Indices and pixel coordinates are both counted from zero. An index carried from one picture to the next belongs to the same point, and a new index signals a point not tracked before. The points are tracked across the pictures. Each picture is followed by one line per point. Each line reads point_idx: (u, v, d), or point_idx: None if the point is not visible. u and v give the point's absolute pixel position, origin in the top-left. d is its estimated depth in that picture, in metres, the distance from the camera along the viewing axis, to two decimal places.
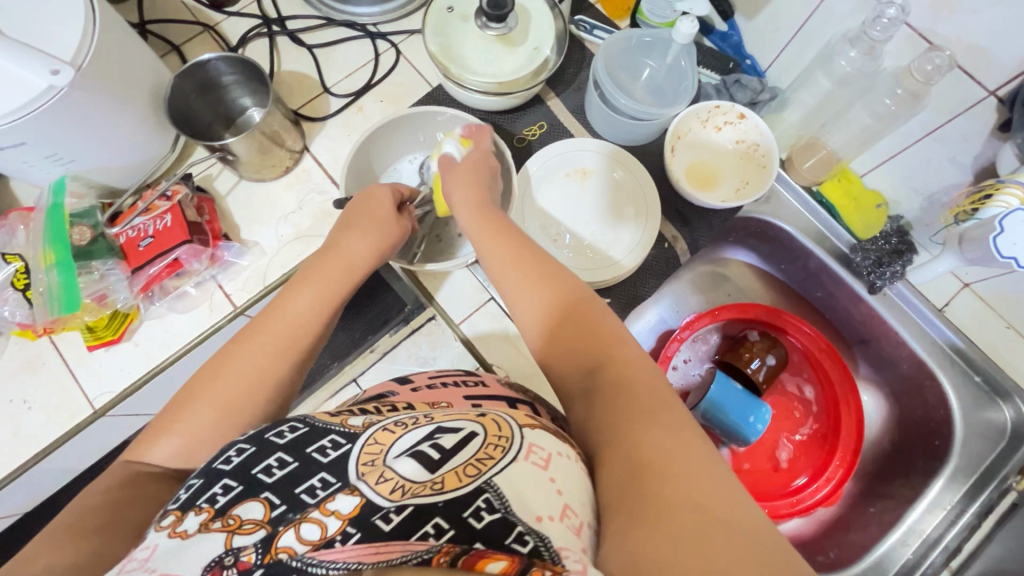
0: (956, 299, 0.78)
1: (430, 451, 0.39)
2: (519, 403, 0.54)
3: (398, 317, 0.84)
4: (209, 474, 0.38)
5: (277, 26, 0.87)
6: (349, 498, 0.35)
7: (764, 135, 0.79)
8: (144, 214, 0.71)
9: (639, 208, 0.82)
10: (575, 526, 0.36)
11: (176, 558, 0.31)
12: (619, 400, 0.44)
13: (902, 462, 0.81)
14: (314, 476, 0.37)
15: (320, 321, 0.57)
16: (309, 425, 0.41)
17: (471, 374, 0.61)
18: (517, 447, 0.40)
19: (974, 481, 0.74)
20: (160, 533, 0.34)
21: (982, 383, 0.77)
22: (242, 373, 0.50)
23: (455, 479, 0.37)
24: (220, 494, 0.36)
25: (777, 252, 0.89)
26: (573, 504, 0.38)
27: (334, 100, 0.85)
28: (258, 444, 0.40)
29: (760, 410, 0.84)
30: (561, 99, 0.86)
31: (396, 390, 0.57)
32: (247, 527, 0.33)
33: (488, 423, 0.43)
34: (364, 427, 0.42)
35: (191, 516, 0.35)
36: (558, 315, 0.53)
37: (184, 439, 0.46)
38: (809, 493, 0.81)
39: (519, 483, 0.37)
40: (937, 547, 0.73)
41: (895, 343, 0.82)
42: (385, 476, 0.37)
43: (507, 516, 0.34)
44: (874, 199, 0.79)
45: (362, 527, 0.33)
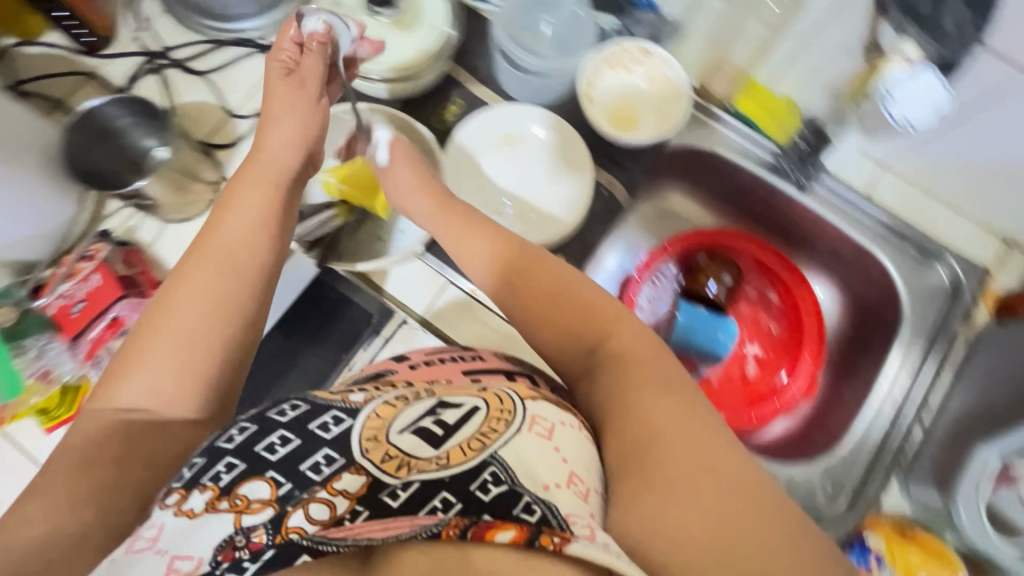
0: (880, 183, 0.84)
1: (433, 428, 0.43)
2: (519, 376, 0.55)
3: (368, 330, 0.76)
4: (211, 453, 0.41)
5: (163, 60, 0.83)
6: (354, 477, 0.39)
7: (672, 67, 0.83)
8: (70, 279, 0.67)
9: (568, 159, 0.82)
10: (581, 492, 0.40)
11: (187, 536, 0.35)
12: (618, 375, 0.49)
13: (862, 341, 0.87)
14: (318, 453, 0.41)
15: (259, 243, 0.56)
16: (308, 402, 0.46)
17: (468, 349, 0.62)
18: (520, 419, 0.44)
19: (927, 342, 0.79)
20: (166, 511, 0.38)
21: (916, 252, 0.82)
22: (193, 305, 0.50)
23: (460, 453, 0.40)
24: (224, 472, 0.39)
25: (707, 177, 0.91)
26: (578, 471, 0.42)
27: (242, 122, 0.82)
28: (260, 422, 0.44)
29: (726, 325, 0.89)
30: (471, 74, 0.85)
31: (394, 367, 0.59)
32: (255, 507, 0.37)
33: (488, 397, 0.47)
34: (365, 401, 0.47)
35: (196, 494, 0.38)
36: (538, 294, 0.56)
37: (149, 376, 0.47)
38: (787, 392, 0.86)
39: (522, 452, 0.41)
40: (907, 407, 0.78)
41: (834, 235, 0.86)
42: (390, 454, 0.41)
43: (513, 487, 0.37)
44: (786, 104, 0.82)
45: (371, 505, 0.37)
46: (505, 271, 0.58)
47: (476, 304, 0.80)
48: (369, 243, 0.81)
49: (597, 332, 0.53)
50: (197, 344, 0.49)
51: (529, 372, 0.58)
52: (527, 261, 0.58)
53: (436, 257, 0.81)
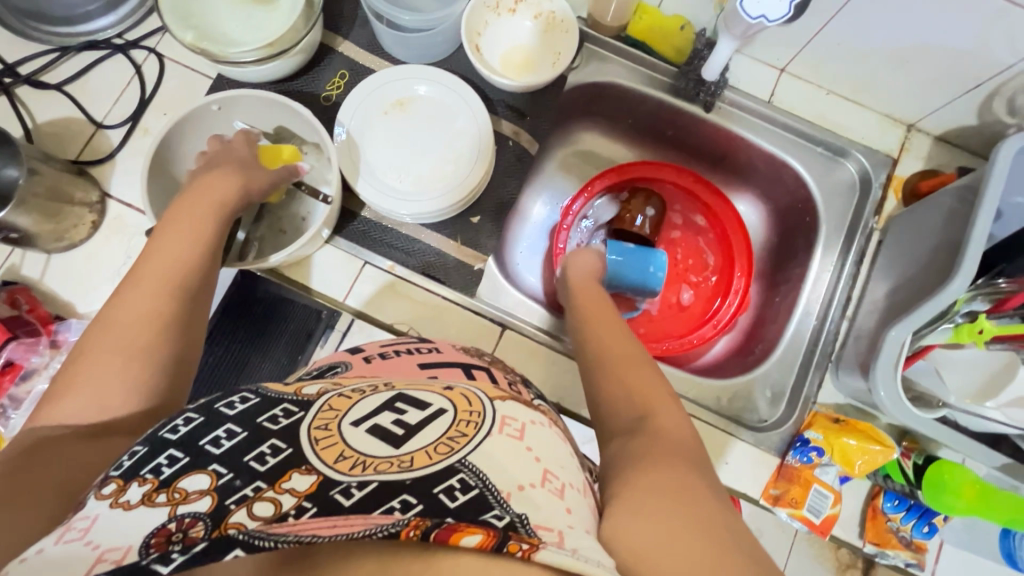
0: (780, 86, 0.83)
1: (393, 429, 0.39)
2: (475, 370, 0.54)
3: (320, 325, 0.74)
4: (155, 441, 0.36)
5: (9, 77, 0.76)
6: (305, 477, 0.34)
7: (555, 1, 0.80)
8: None
9: (466, 119, 0.79)
10: (556, 489, 0.39)
11: (119, 524, 0.31)
12: (657, 441, 0.45)
13: (786, 247, 0.88)
14: (265, 443, 0.36)
15: (197, 269, 0.54)
16: (261, 396, 0.41)
17: (427, 341, 0.62)
18: (490, 420, 0.42)
19: (844, 236, 0.82)
20: (101, 502, 0.33)
21: (824, 151, 0.84)
22: (132, 316, 0.48)
23: (425, 457, 0.37)
24: (165, 465, 0.34)
25: (616, 107, 0.89)
26: (552, 469, 0.42)
27: (113, 132, 0.76)
28: (208, 414, 0.38)
29: (658, 258, 0.87)
30: (350, 41, 0.80)
31: (347, 359, 0.56)
32: (193, 498, 0.32)
33: (455, 399, 0.44)
34: (318, 395, 0.43)
35: (134, 487, 0.33)
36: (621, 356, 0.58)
37: (89, 394, 0.43)
38: (723, 310, 0.87)
39: (497, 458, 0.38)
40: (832, 304, 0.80)
41: (746, 148, 0.87)
42: (344, 454, 0.36)
43: (486, 493, 0.34)
44: (677, 21, 0.81)
45: (319, 502, 0.32)
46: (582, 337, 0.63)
47: (398, 280, 0.76)
48: (279, 237, 0.77)
49: (639, 403, 0.51)
50: (147, 358, 0.46)
51: (484, 364, 0.58)
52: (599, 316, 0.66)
53: (347, 238, 0.78)
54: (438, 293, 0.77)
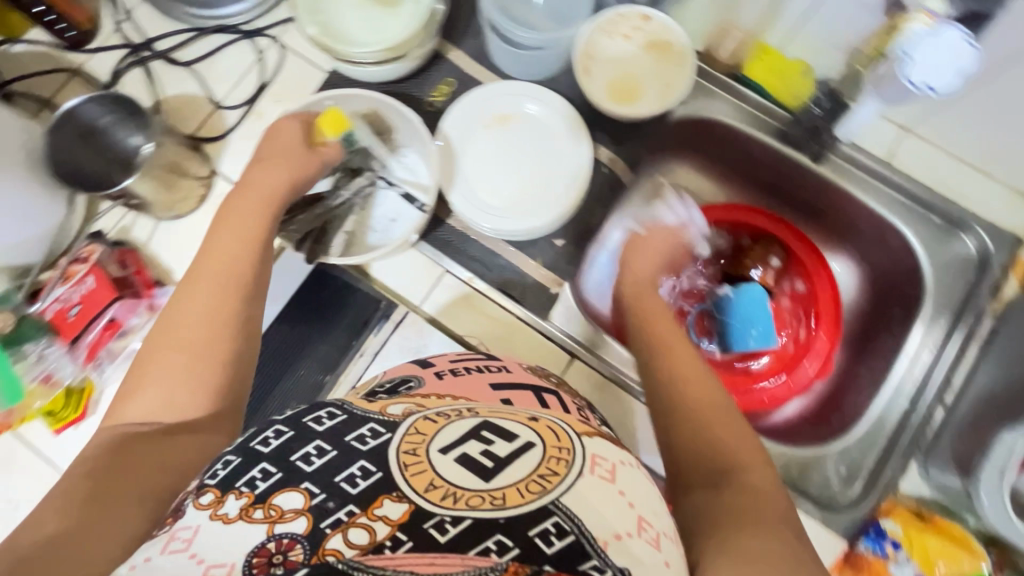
0: (901, 145, 0.77)
1: (482, 459, 0.39)
2: (546, 395, 0.54)
3: (377, 314, 0.76)
4: (246, 452, 0.41)
5: (147, 51, 0.81)
6: (396, 503, 0.36)
7: (675, 32, 0.78)
8: (65, 283, 0.67)
9: (567, 139, 0.78)
10: (652, 539, 0.37)
11: (220, 541, 0.35)
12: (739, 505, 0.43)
13: (879, 317, 0.83)
14: (354, 464, 0.39)
15: (247, 256, 0.57)
16: (346, 412, 0.45)
17: (494, 358, 0.61)
18: (579, 460, 0.40)
19: (951, 316, 0.75)
20: (200, 512, 0.38)
21: (940, 222, 0.77)
22: (199, 312, 0.52)
23: (517, 494, 0.36)
24: (260, 479, 0.38)
25: (717, 147, 0.86)
26: (645, 514, 0.39)
27: (230, 113, 0.80)
28: (297, 428, 0.43)
29: (761, 322, 0.83)
30: (462, 50, 0.81)
31: (420, 373, 0.57)
32: (288, 516, 0.36)
33: (542, 432, 0.42)
34: (404, 416, 0.44)
35: (230, 499, 0.38)
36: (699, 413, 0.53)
37: (157, 396, 0.48)
38: (801, 372, 0.83)
39: (592, 502, 0.37)
40: (928, 386, 0.74)
41: (851, 204, 0.81)
42: (434, 483, 0.37)
43: (581, 540, 0.34)
44: (800, 67, 0.76)
45: (414, 535, 0.34)
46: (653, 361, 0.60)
47: (477, 293, 0.77)
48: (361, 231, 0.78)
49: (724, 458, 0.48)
50: (205, 359, 0.50)
51: (553, 388, 0.57)
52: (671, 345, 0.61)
53: (431, 244, 0.78)
54: (510, 310, 0.76)
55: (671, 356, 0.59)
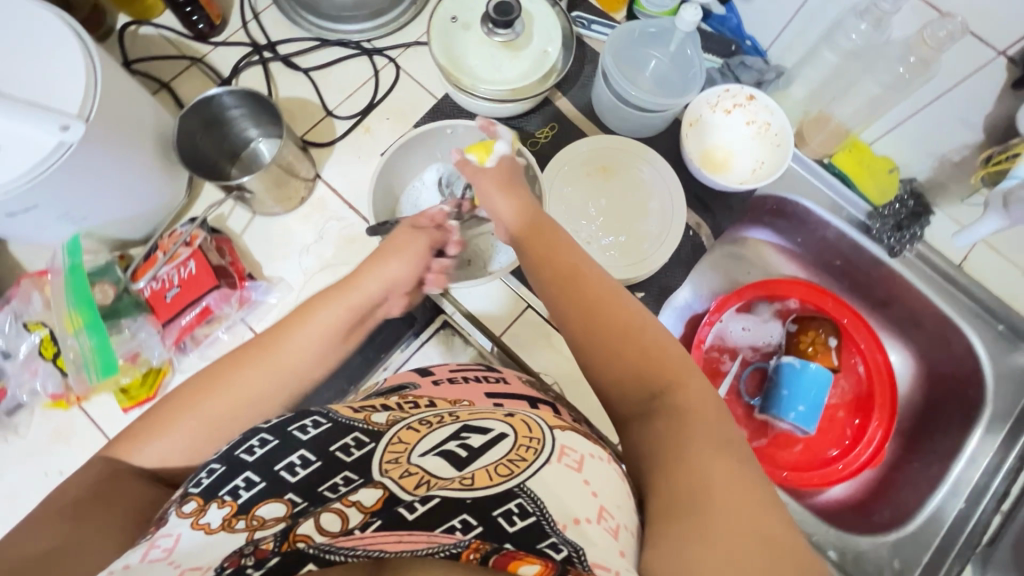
0: (974, 254, 0.81)
1: (458, 451, 0.41)
2: (541, 404, 0.55)
3: (409, 331, 0.80)
4: (231, 461, 0.38)
5: (269, 52, 0.84)
6: (371, 491, 0.36)
7: (775, 113, 0.80)
8: (167, 263, 0.67)
9: (663, 198, 0.80)
10: (611, 529, 0.37)
11: (199, 549, 0.32)
12: (674, 426, 0.45)
13: (937, 415, 0.83)
14: (338, 475, 0.38)
15: (318, 367, 0.53)
16: (332, 420, 0.42)
17: (493, 370, 0.62)
18: (550, 449, 0.42)
19: (1009, 427, 0.78)
20: (181, 521, 0.35)
21: (1005, 331, 0.80)
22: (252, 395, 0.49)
23: (486, 477, 0.37)
24: (243, 487, 0.36)
25: (794, 228, 0.90)
26: (609, 507, 0.39)
27: (339, 123, 0.83)
28: (281, 435, 0.40)
29: (809, 397, 0.81)
30: (568, 98, 0.85)
31: (416, 381, 0.59)
32: (269, 523, 0.34)
33: (517, 424, 0.45)
34: (389, 424, 0.44)
35: (213, 508, 0.35)
36: (612, 338, 0.51)
37: (177, 443, 0.45)
38: (854, 457, 0.84)
39: (554, 487, 0.37)
40: (986, 492, 0.76)
41: (919, 302, 0.84)
42: (409, 471, 0.38)
43: (542, 521, 0.34)
44: (886, 164, 0.81)
45: (384, 516, 0.34)
46: (554, 270, 0.57)
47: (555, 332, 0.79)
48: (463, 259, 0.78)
49: (655, 380, 0.49)
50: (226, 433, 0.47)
51: (551, 400, 0.58)
52: (570, 263, 0.57)
53: (517, 276, 0.79)
54: None
55: (600, 302, 0.53)
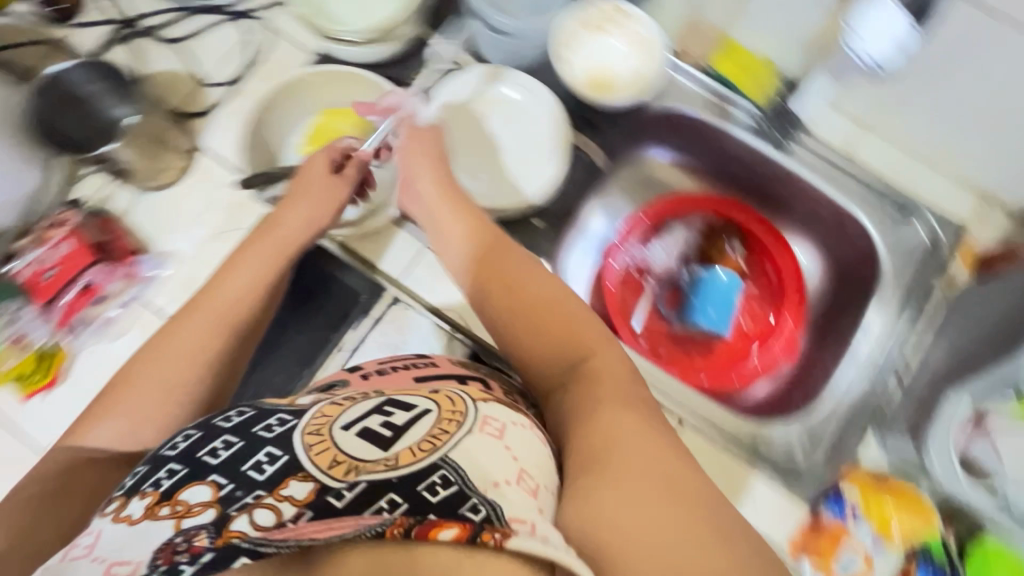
0: (855, 139, 0.83)
1: (382, 430, 0.42)
2: (471, 380, 0.56)
3: (356, 309, 0.77)
4: (155, 460, 0.44)
5: (130, 28, 0.82)
6: (302, 484, 0.38)
7: (646, 24, 0.81)
8: (40, 247, 0.68)
9: (544, 120, 0.81)
10: (531, 488, 0.42)
11: (123, 541, 0.37)
12: (590, 389, 0.55)
13: (843, 299, 0.86)
14: (260, 452, 0.41)
15: (245, 305, 0.64)
16: (255, 408, 0.47)
17: (422, 356, 0.63)
18: (472, 419, 0.45)
19: (906, 298, 0.80)
20: (105, 517, 0.40)
21: (893, 208, 0.82)
22: (184, 351, 0.60)
23: (410, 454, 0.40)
24: (165, 478, 0.41)
25: (688, 141, 0.90)
26: (528, 468, 0.44)
27: (213, 90, 0.81)
28: (206, 428, 0.46)
29: (721, 302, 0.89)
30: (445, 38, 0.83)
31: (346, 377, 0.59)
32: (196, 510, 0.37)
33: (440, 399, 0.47)
34: (313, 404, 0.47)
35: (137, 500, 0.39)
36: (534, 307, 0.62)
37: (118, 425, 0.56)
38: (768, 351, 0.88)
39: (475, 454, 0.42)
40: (883, 361, 0.79)
41: (811, 194, 0.85)
42: (337, 459, 0.40)
43: (464, 488, 0.38)
44: (761, 62, 0.83)
45: (314, 506, 0.37)
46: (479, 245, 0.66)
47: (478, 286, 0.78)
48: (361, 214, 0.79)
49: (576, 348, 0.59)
50: (172, 395, 0.57)
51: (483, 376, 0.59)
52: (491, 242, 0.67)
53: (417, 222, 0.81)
54: None
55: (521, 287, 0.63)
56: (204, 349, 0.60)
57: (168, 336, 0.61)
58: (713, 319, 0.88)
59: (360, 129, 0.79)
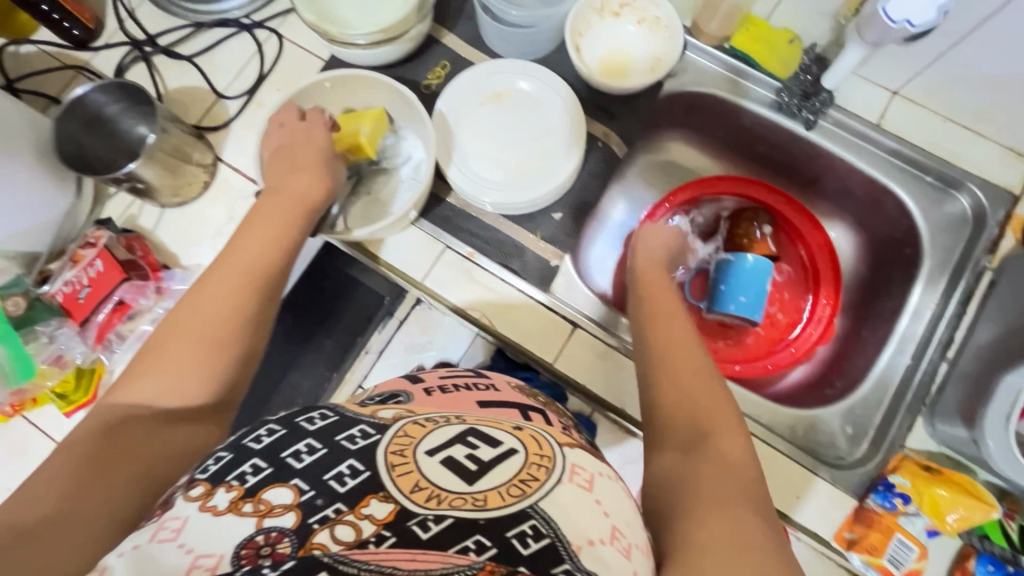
0: (890, 109, 0.78)
1: (466, 464, 0.36)
2: (531, 413, 0.50)
3: (381, 311, 0.79)
4: (239, 449, 0.38)
5: (150, 46, 0.83)
6: (383, 504, 0.33)
7: (662, 6, 0.79)
8: (73, 267, 0.68)
9: (560, 113, 0.79)
10: (625, 549, 0.34)
11: (210, 532, 0.32)
12: (714, 467, 0.43)
13: (882, 278, 0.83)
14: (342, 463, 0.36)
15: (275, 258, 0.58)
16: (338, 412, 0.41)
17: (481, 377, 0.57)
18: (561, 466, 0.38)
19: (950, 275, 0.76)
20: (189, 505, 0.34)
21: (934, 181, 0.78)
22: (220, 311, 0.50)
23: (498, 498, 0.34)
24: (249, 474, 0.35)
25: (709, 122, 0.88)
26: (621, 526, 0.36)
27: (231, 103, 0.82)
28: (288, 425, 0.40)
29: (751, 287, 0.81)
30: (455, 34, 0.83)
31: (408, 389, 0.53)
32: (276, 512, 0.33)
33: (526, 438, 0.40)
34: (395, 419, 0.41)
35: (221, 492, 0.34)
36: (684, 361, 0.56)
37: (159, 382, 0.46)
38: (804, 337, 0.84)
39: (569, 508, 0.35)
40: (930, 343, 0.74)
41: (844, 170, 0.82)
42: (419, 485, 0.34)
43: (557, 543, 0.32)
44: (786, 35, 0.79)
45: (396, 530, 0.32)
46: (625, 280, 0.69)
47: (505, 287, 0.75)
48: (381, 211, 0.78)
49: (703, 424, 0.48)
50: (225, 347, 0.49)
51: (541, 408, 0.53)
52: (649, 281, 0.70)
53: (431, 222, 0.78)
54: (507, 284, 0.75)
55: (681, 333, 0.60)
56: (249, 304, 0.52)
57: (190, 303, 0.51)
58: (740, 305, 0.81)
59: (373, 124, 0.73)
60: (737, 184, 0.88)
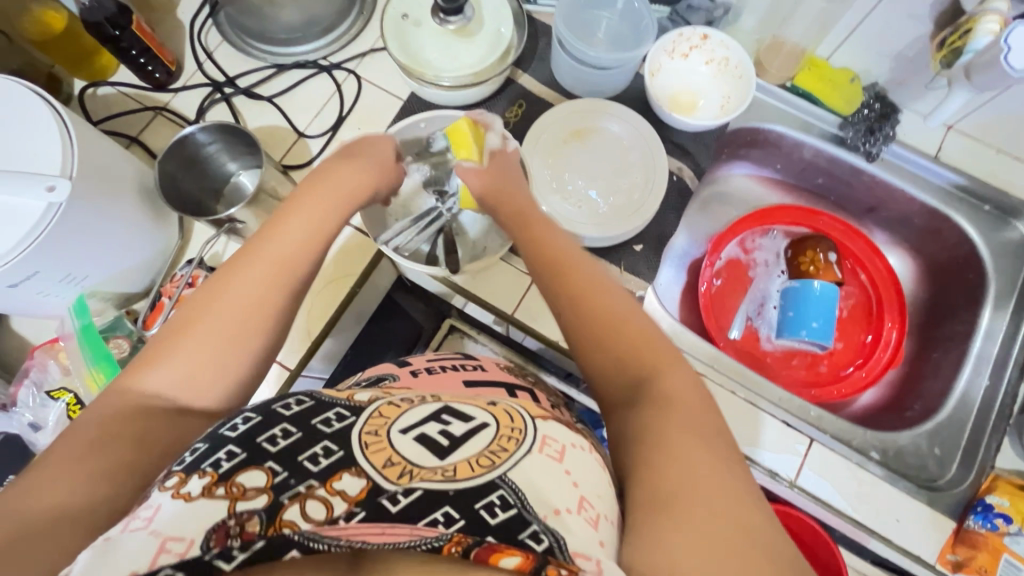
0: (946, 142, 0.82)
1: (439, 437, 0.38)
2: (519, 392, 0.55)
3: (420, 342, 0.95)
4: (215, 439, 0.37)
5: (230, 87, 0.85)
6: (355, 480, 0.34)
7: (731, 48, 0.83)
8: (175, 306, 0.68)
9: (643, 152, 0.82)
10: (592, 519, 0.36)
11: (179, 514, 0.32)
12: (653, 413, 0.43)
13: (945, 302, 0.87)
14: (318, 444, 0.37)
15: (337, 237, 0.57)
16: (314, 397, 0.42)
17: (469, 358, 0.62)
18: (531, 438, 0.40)
19: (1017, 299, 0.79)
20: (165, 493, 0.34)
21: (993, 210, 0.81)
22: (261, 276, 0.50)
23: (468, 468, 0.36)
24: (225, 459, 0.35)
25: (770, 155, 0.92)
26: (589, 496, 0.37)
27: (313, 141, 0.84)
28: (264, 412, 0.40)
29: (824, 316, 0.83)
30: (530, 75, 0.86)
31: (394, 372, 0.57)
32: (249, 494, 0.33)
33: (499, 413, 0.42)
34: (371, 399, 0.42)
35: (195, 480, 0.34)
36: (601, 318, 0.50)
37: (183, 366, 0.45)
38: (875, 362, 0.86)
39: (534, 475, 0.36)
40: (1008, 364, 0.77)
41: (904, 201, 0.86)
42: (392, 459, 0.36)
43: (523, 512, 0.33)
44: (847, 75, 0.83)
45: (367, 507, 0.32)
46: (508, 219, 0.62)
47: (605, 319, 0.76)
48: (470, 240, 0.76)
49: (636, 366, 0.47)
50: (262, 327, 0.48)
51: (530, 386, 0.58)
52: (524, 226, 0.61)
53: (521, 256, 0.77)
54: None
55: (577, 275, 0.53)
56: (287, 278, 0.51)
57: (223, 281, 0.49)
58: (807, 335, 0.83)
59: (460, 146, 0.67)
60: (797, 213, 0.91)
